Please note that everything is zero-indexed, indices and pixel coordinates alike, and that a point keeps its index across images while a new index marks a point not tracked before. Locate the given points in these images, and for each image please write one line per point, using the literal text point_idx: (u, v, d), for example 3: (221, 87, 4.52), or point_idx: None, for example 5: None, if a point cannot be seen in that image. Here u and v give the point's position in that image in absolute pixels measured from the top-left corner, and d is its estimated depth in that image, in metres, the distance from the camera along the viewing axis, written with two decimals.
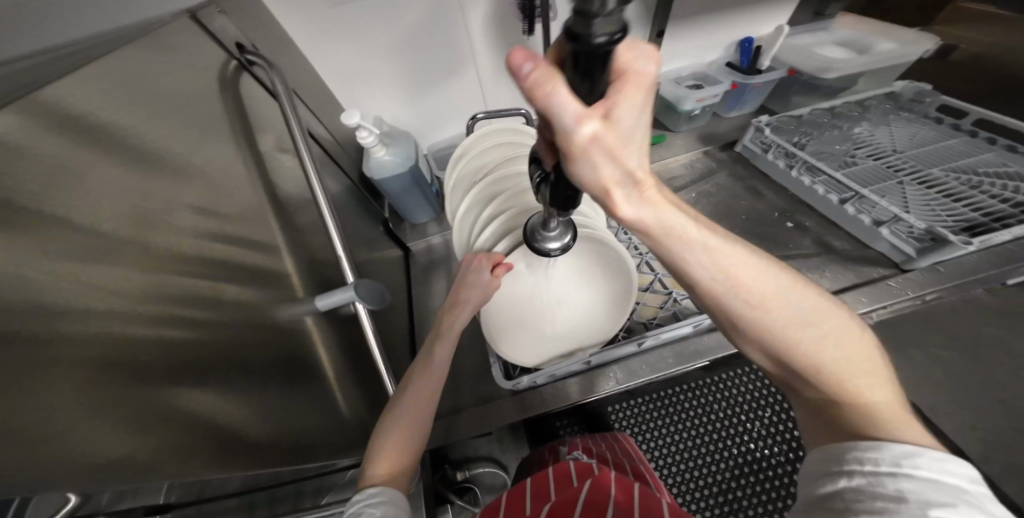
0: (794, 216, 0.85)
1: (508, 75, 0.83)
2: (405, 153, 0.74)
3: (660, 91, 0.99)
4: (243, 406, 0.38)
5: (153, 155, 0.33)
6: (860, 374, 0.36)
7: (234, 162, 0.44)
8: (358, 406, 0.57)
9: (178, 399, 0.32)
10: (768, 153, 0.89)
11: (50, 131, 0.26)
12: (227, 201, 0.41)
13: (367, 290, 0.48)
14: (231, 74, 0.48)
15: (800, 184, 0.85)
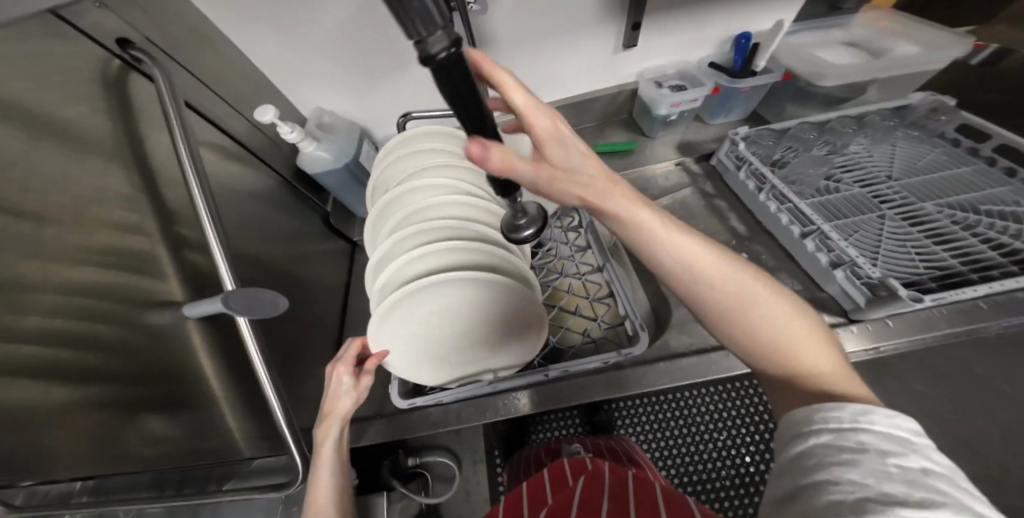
0: (752, 246, 0.79)
1: (462, 70, 0.77)
2: (340, 149, 0.71)
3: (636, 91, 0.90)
4: None
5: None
6: (800, 333, 0.37)
7: (109, 166, 0.44)
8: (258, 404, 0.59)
9: None
10: (739, 171, 0.81)
11: None
12: (95, 207, 0.42)
13: (245, 299, 0.50)
14: (116, 74, 0.47)
15: (766, 211, 0.78)
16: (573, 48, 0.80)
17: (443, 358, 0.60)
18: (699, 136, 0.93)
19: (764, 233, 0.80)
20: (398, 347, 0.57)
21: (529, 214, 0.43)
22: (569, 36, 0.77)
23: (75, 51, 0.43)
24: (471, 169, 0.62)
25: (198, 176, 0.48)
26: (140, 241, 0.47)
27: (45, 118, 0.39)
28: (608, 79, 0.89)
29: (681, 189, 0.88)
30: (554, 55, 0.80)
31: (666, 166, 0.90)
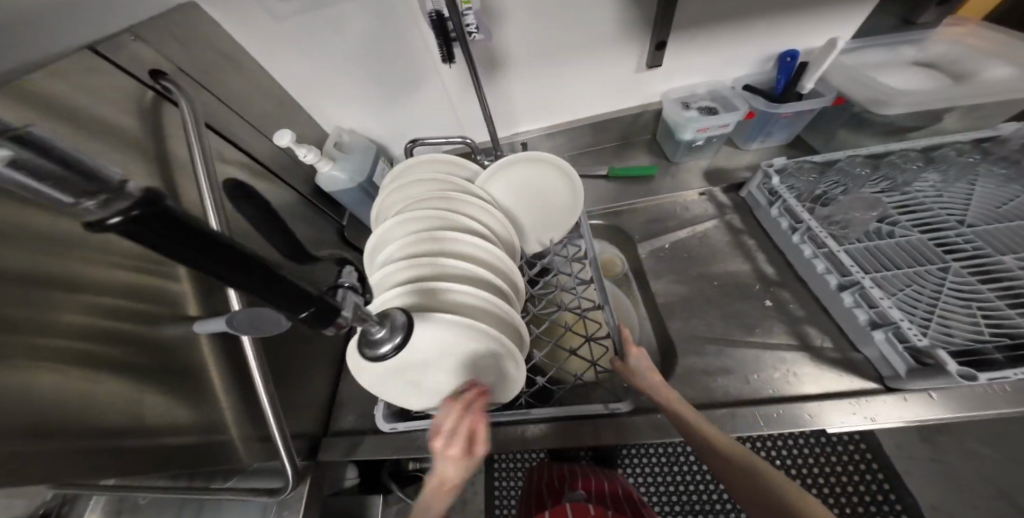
0: (778, 292, 0.71)
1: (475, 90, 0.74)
2: (357, 168, 0.72)
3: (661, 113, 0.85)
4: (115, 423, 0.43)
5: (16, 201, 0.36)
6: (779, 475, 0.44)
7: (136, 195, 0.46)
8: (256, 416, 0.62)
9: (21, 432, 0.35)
10: (771, 208, 0.74)
11: None
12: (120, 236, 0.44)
13: (248, 317, 0.44)
14: (150, 105, 0.48)
15: (802, 254, 0.69)
16: (596, 69, 0.76)
17: (427, 388, 0.60)
18: (732, 163, 0.86)
19: (794, 278, 0.72)
20: (379, 374, 0.58)
21: (391, 325, 0.39)
22: (593, 57, 0.74)
23: (112, 83, 0.45)
24: (469, 202, 0.61)
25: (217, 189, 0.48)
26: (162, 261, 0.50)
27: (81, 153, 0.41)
28: (635, 98, 0.84)
29: (704, 221, 0.81)
30: (574, 77, 0.77)
31: (691, 194, 0.84)
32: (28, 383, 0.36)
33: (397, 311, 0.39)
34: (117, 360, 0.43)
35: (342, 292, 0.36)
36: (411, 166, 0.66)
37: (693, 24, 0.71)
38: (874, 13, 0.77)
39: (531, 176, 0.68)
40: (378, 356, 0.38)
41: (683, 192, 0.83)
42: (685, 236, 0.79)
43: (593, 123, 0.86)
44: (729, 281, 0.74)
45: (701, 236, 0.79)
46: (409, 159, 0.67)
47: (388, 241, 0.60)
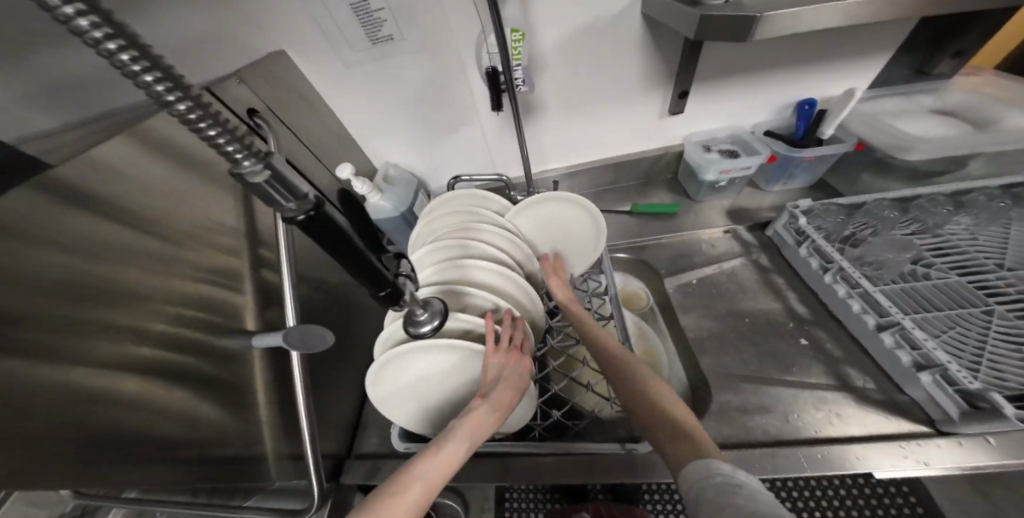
0: (812, 330, 0.70)
1: (513, 131, 0.80)
2: (399, 199, 0.77)
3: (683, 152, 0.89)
4: (182, 428, 0.43)
5: (137, 213, 0.40)
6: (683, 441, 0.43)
7: (223, 212, 0.50)
8: (289, 435, 0.61)
9: (105, 428, 0.36)
10: (800, 247, 0.75)
11: (53, 204, 0.33)
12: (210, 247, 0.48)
13: (300, 333, 0.49)
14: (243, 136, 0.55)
15: (836, 293, 0.68)
16: (624, 115, 0.82)
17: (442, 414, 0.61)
18: (754, 203, 0.88)
19: (829, 318, 0.71)
20: (402, 395, 0.59)
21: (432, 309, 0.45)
22: (623, 104, 0.80)
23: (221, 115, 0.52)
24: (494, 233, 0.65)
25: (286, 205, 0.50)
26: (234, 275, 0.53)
27: (184, 172, 0.45)
28: (660, 142, 0.89)
29: (729, 259, 0.82)
30: (603, 122, 0.83)
31: (714, 232, 0.86)
32: (126, 384, 0.38)
33: (434, 299, 0.47)
34: (191, 367, 0.44)
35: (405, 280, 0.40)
36: (444, 197, 0.70)
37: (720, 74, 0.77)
38: (889, 67, 0.82)
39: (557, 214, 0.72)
40: (422, 332, 0.45)
41: (708, 230, 0.86)
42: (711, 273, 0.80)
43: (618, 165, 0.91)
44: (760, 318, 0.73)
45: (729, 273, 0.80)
46: (449, 191, 0.71)
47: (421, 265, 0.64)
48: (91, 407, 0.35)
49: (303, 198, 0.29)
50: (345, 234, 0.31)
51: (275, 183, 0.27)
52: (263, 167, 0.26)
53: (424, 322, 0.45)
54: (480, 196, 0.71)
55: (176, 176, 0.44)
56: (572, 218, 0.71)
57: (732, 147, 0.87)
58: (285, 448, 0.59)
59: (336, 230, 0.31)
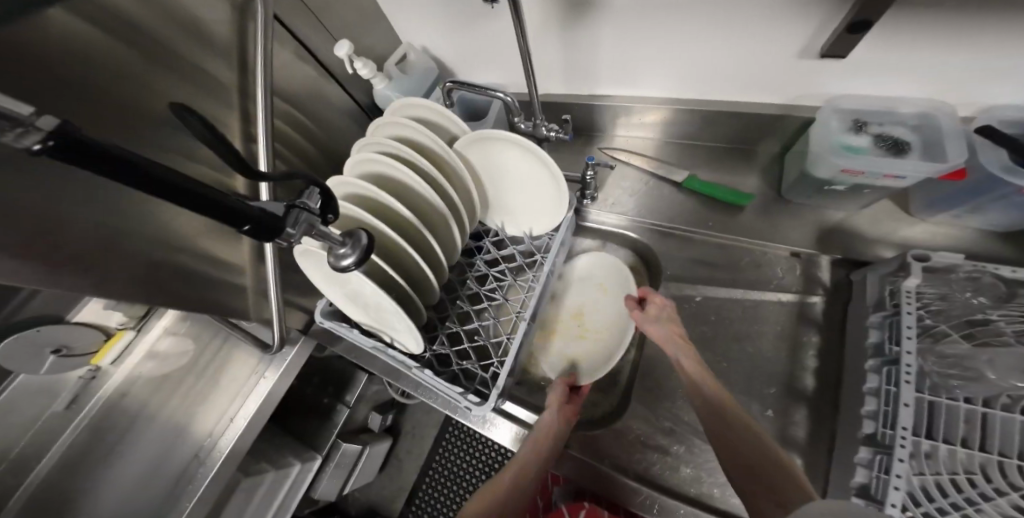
0: (793, 411, 0.58)
1: (556, 32, 0.61)
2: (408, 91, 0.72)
3: (821, 108, 0.55)
4: (204, 280, 0.58)
5: (134, 109, 0.42)
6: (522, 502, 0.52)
7: (219, 98, 0.52)
8: (293, 282, 0.78)
9: (151, 280, 0.50)
10: (873, 316, 0.52)
11: (64, 106, 0.37)
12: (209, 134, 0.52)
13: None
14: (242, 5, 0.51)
15: (858, 401, 0.51)
16: (734, 42, 0.52)
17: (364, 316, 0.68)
18: (874, 228, 0.60)
19: (826, 411, 0.57)
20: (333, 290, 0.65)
21: (349, 242, 0.42)
22: (743, 24, 0.49)
23: None
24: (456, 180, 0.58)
25: (264, 118, 0.50)
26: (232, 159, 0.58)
27: (175, 61, 0.45)
28: (788, 92, 0.57)
29: (771, 290, 0.62)
30: (694, 43, 0.54)
31: (780, 249, 0.63)
32: (157, 250, 0.50)
33: (360, 231, 0.42)
34: (201, 237, 0.55)
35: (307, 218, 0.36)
36: (407, 108, 0.62)
37: (968, 8, 0.40)
38: None
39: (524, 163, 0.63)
40: (342, 269, 0.42)
41: (772, 243, 0.62)
42: (732, 296, 0.63)
43: (700, 108, 0.64)
44: (744, 369, 0.60)
45: (756, 306, 0.62)
46: (434, 104, 0.60)
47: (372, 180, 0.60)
48: (136, 266, 0.48)
49: (109, 152, 0.23)
50: (182, 183, 0.26)
51: (63, 146, 0.21)
52: (35, 133, 0.20)
53: (346, 255, 0.41)
54: (447, 117, 0.61)
55: (166, 65, 0.44)
56: (538, 176, 0.62)
57: (903, 128, 0.52)
58: (289, 291, 0.77)
59: (166, 171, 0.26)
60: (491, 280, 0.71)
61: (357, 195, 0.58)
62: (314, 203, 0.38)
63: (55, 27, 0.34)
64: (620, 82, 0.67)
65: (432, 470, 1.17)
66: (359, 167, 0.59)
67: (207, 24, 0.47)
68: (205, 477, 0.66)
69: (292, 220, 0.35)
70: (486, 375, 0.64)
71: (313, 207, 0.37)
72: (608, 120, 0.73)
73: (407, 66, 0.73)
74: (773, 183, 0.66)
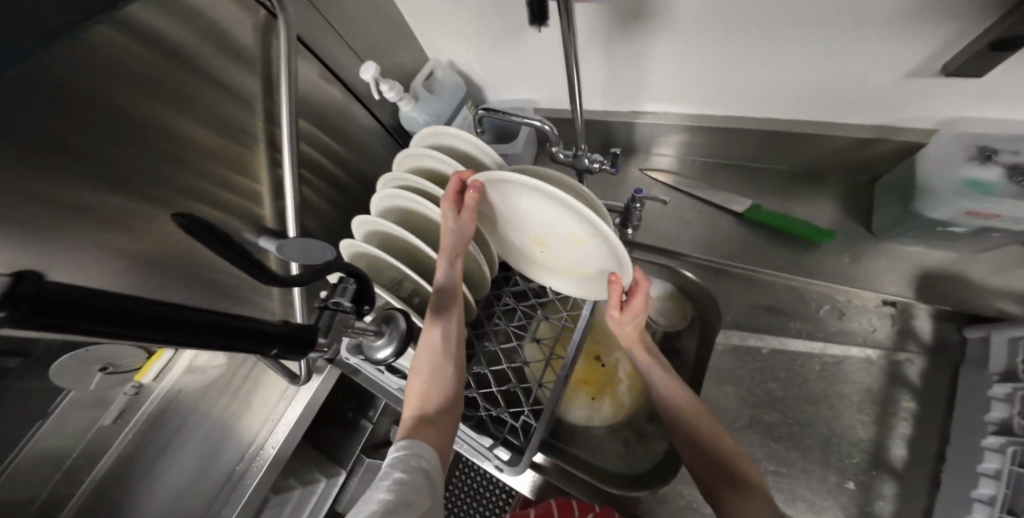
0: (878, 484, 0.48)
1: (604, 47, 0.54)
2: (437, 113, 0.67)
3: (942, 132, 0.44)
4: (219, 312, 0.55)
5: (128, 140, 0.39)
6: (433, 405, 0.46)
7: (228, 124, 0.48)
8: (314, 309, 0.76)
9: None
10: (997, 385, 0.42)
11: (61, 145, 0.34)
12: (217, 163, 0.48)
13: (297, 246, 0.51)
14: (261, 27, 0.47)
15: (969, 481, 0.42)
16: (830, 47, 0.42)
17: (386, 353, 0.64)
18: (983, 275, 0.50)
19: (922, 491, 0.47)
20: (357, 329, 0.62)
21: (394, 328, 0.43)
22: (845, 23, 0.39)
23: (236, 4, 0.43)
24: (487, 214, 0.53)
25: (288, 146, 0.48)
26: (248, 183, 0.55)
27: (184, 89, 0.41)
28: (883, 114, 0.48)
29: (857, 344, 0.53)
30: (779, 50, 0.45)
31: (867, 297, 0.53)
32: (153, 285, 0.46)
33: (397, 316, 0.44)
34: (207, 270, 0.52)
35: (337, 314, 0.35)
36: (434, 135, 0.57)
37: None
38: None
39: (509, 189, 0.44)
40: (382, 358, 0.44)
41: (852, 288, 0.54)
42: (805, 350, 0.54)
43: (770, 128, 0.55)
44: (818, 435, 0.51)
45: (834, 361, 0.53)
46: (465, 130, 0.54)
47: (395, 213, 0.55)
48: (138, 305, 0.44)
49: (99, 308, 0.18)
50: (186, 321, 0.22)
51: (42, 315, 0.16)
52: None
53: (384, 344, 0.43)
54: (472, 144, 0.54)
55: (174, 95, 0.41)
56: None
57: None
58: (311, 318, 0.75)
59: (171, 309, 0.21)
60: (520, 316, 0.65)
61: (381, 231, 0.55)
62: (348, 298, 0.36)
63: (77, 67, 0.32)
64: (673, 100, 0.58)
65: None
66: (382, 199, 0.55)
67: (235, 55, 0.46)
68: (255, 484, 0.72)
69: (330, 327, 0.34)
70: (516, 423, 0.58)
71: (347, 305, 0.36)
72: (654, 141, 0.66)
73: (434, 85, 0.69)
74: (856, 214, 0.57)
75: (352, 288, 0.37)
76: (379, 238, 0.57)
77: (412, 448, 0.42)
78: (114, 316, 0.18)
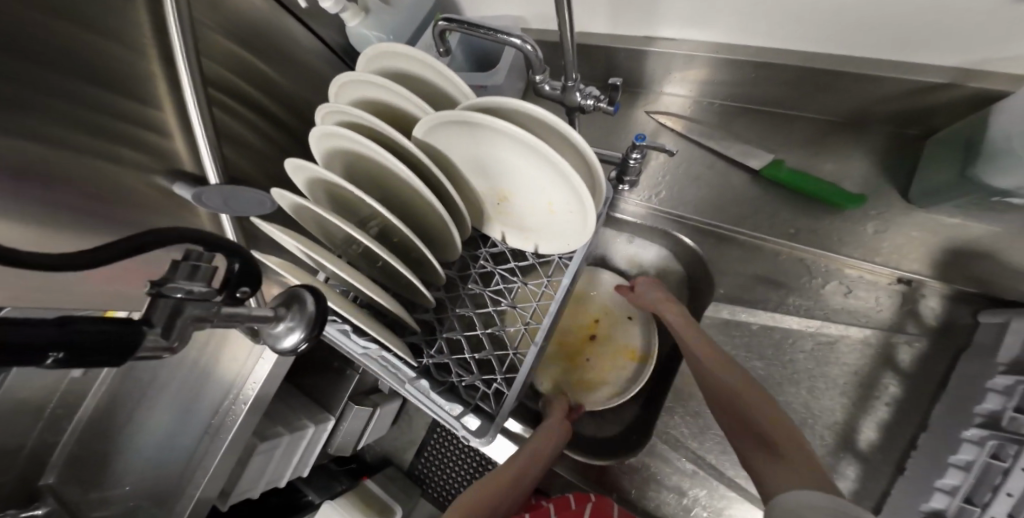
0: (842, 465, 0.48)
1: None
2: (396, 31, 0.54)
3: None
4: None
5: None
6: (501, 479, 0.46)
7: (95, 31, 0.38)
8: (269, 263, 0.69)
9: None
10: (998, 377, 0.38)
11: None
12: (91, 82, 0.39)
13: (220, 196, 0.44)
14: None
15: (935, 470, 0.41)
16: None
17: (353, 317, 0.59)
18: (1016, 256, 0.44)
19: (886, 473, 0.46)
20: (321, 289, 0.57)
21: (301, 308, 0.35)
22: None
23: None
24: (456, 155, 0.45)
25: (181, 49, 0.39)
26: (152, 120, 0.45)
27: None
28: (950, 47, 0.38)
29: (858, 323, 0.48)
30: None
31: (881, 272, 0.48)
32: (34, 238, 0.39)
33: (305, 295, 0.35)
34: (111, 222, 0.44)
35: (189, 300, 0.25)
36: (384, 57, 0.45)
37: None
38: None
39: (486, 144, 0.42)
40: (289, 346, 0.35)
41: (864, 262, 0.48)
42: (799, 328, 0.50)
43: (795, 62, 0.44)
44: (794, 415, 0.49)
45: (828, 341, 0.49)
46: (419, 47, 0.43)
47: (347, 154, 0.47)
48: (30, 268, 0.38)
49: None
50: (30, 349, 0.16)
51: None
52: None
53: (288, 326, 0.35)
54: (431, 68, 0.43)
55: None
56: None
57: None
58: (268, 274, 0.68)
59: (32, 326, 0.17)
60: (496, 279, 0.59)
61: (326, 181, 0.47)
62: (201, 282, 0.26)
63: None
64: (689, 22, 0.46)
65: (425, 451, 1.11)
66: (329, 140, 0.46)
67: None
68: (230, 435, 0.77)
69: (168, 327, 0.24)
70: (488, 391, 0.55)
71: (202, 292, 0.26)
72: (662, 76, 0.54)
73: None
74: (889, 175, 0.49)
75: (229, 268, 0.28)
76: (328, 189, 0.49)
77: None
78: None
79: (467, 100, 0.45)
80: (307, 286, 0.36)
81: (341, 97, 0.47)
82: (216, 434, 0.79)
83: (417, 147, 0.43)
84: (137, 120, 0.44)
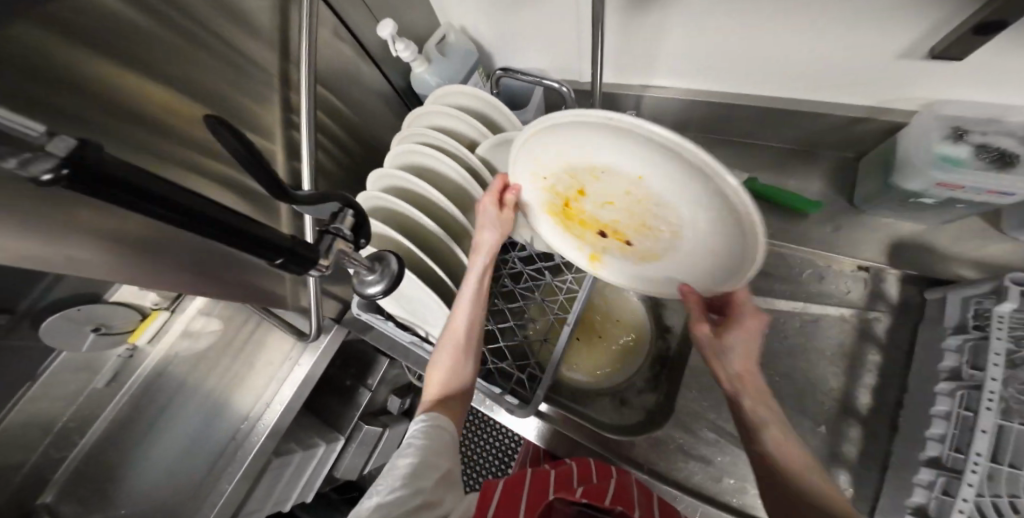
0: (845, 428, 0.55)
1: (615, 18, 0.57)
2: (449, 75, 0.68)
3: (925, 117, 0.49)
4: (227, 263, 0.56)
5: (154, 80, 0.40)
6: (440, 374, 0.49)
7: (243, 73, 0.49)
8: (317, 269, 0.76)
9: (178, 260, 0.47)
10: (951, 338, 0.48)
11: (83, 85, 0.34)
12: (233, 110, 0.50)
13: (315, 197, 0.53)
14: None
15: (923, 423, 0.49)
16: (809, 34, 0.47)
17: (403, 311, 0.66)
18: (948, 245, 0.57)
19: (883, 434, 0.54)
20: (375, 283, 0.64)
21: (387, 267, 0.44)
22: (818, 13, 0.45)
23: None
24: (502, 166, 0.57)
25: (307, 92, 0.50)
26: (262, 140, 0.55)
27: (206, 36, 0.43)
28: (868, 96, 0.53)
29: (834, 304, 0.59)
30: (763, 32, 0.50)
31: (845, 262, 0.59)
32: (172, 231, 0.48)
33: (389, 257, 0.45)
34: None
35: (332, 236, 0.36)
36: (448, 95, 0.58)
37: None
38: None
39: None
40: (372, 296, 0.44)
41: (832, 254, 0.60)
42: (788, 309, 0.60)
43: (760, 105, 0.59)
44: (795, 384, 0.58)
45: (813, 320, 0.59)
46: (479, 88, 0.56)
47: (415, 167, 0.57)
48: None
49: (157, 195, 0.22)
50: (230, 223, 0.26)
51: (79, 176, 0.19)
52: (47, 159, 0.18)
53: (375, 281, 0.44)
54: (485, 102, 0.56)
55: (194, 41, 0.42)
56: None
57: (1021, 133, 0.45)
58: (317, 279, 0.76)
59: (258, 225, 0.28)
60: (527, 278, 0.68)
61: (397, 187, 0.57)
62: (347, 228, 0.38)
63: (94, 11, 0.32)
64: (680, 74, 0.62)
65: None
66: (401, 156, 0.57)
67: (253, 4, 0.46)
68: (259, 445, 0.78)
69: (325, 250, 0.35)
70: (523, 375, 0.62)
71: (346, 234, 0.37)
72: (658, 114, 0.69)
73: (445, 47, 0.69)
74: (839, 187, 0.62)
75: (360, 216, 0.39)
76: (395, 195, 0.58)
77: (434, 422, 0.46)
78: (127, 195, 0.21)
79: (512, 126, 0.57)
80: (390, 252, 0.46)
81: (411, 125, 0.59)
82: (243, 442, 0.80)
83: (475, 160, 0.55)
84: (254, 134, 0.54)
